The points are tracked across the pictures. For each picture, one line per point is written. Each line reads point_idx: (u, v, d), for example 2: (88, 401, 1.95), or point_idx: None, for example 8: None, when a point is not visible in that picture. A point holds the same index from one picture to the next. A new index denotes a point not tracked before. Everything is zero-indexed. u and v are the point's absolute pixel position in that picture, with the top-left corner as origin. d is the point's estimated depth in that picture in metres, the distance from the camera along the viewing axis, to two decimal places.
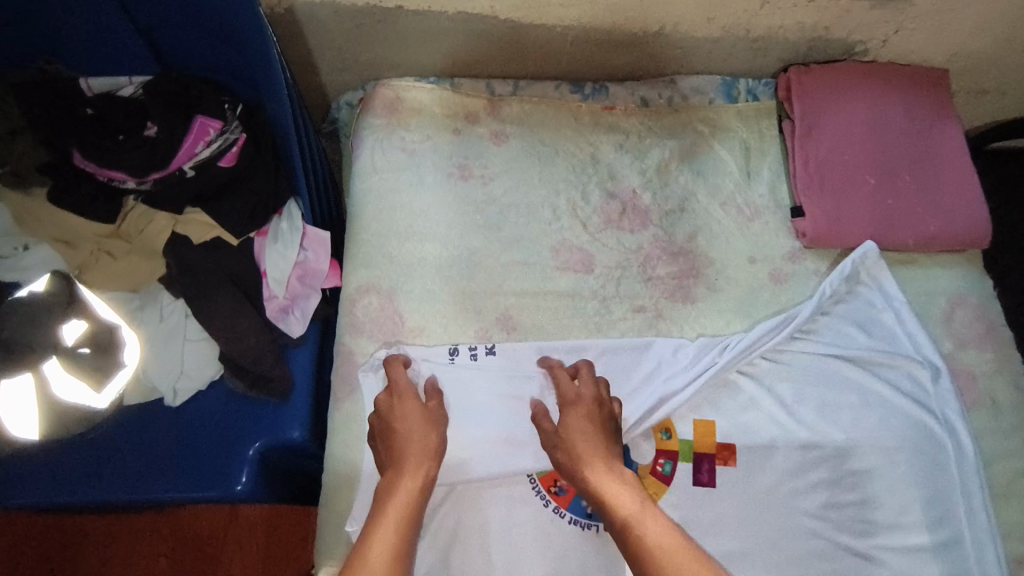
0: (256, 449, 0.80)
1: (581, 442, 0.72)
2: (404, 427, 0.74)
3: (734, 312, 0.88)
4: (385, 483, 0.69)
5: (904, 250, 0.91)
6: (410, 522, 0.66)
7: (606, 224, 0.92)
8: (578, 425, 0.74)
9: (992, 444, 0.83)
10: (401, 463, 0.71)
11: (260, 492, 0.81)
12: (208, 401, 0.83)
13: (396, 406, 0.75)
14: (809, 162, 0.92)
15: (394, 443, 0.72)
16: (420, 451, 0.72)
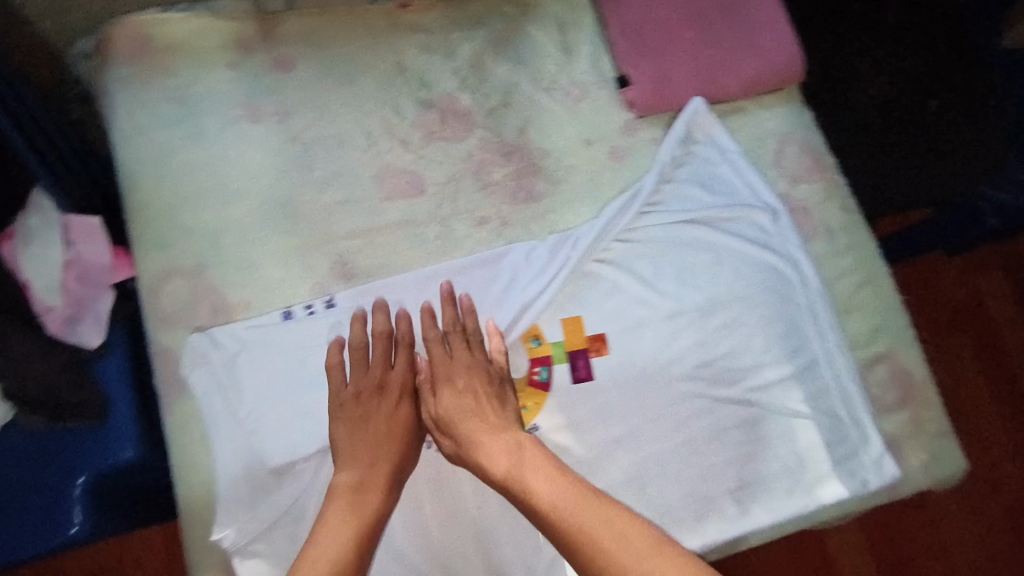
0: (84, 481, 0.70)
1: (466, 415, 0.66)
2: (382, 419, 0.67)
3: (579, 200, 0.84)
4: (348, 481, 0.63)
5: (730, 100, 0.89)
6: (368, 543, 0.58)
7: (428, 138, 0.83)
8: (457, 412, 0.66)
9: (831, 269, 0.86)
10: (361, 461, 0.65)
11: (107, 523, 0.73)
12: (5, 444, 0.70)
13: (380, 403, 0.68)
14: (626, 24, 0.87)
15: (385, 429, 0.67)
16: (393, 454, 0.66)
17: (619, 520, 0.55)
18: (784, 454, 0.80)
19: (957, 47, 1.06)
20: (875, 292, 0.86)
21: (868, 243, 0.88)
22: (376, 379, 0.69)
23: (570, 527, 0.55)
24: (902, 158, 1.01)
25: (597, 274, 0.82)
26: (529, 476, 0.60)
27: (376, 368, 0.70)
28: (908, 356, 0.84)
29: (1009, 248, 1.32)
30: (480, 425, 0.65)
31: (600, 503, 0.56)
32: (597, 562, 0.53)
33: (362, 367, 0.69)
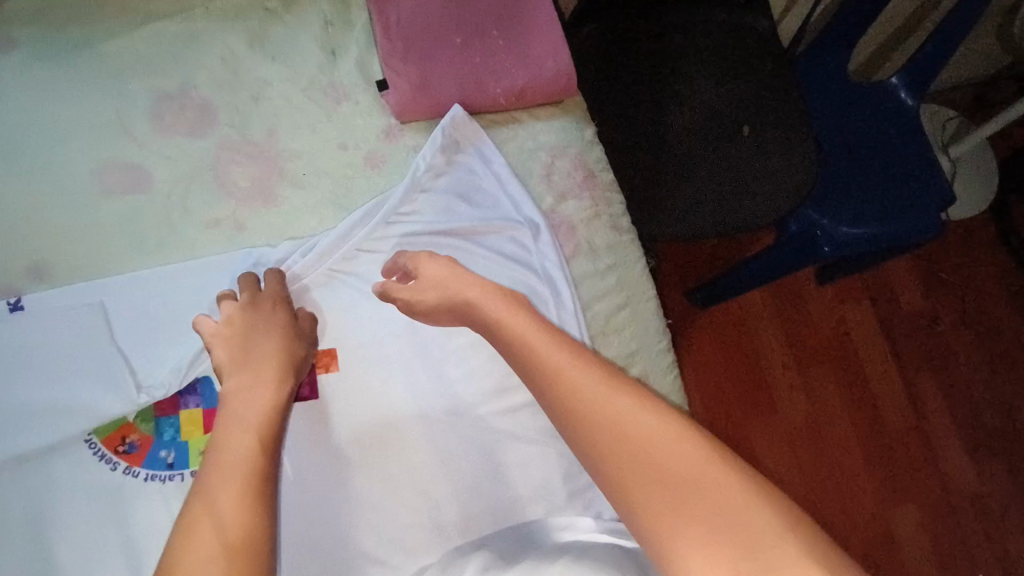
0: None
1: (441, 263, 0.68)
2: (262, 335, 0.65)
3: (326, 206, 0.80)
4: (238, 384, 0.59)
5: (501, 110, 0.86)
6: (278, 418, 0.57)
7: (161, 132, 0.77)
8: (433, 269, 0.67)
9: (593, 288, 0.83)
10: (252, 365, 0.61)
11: None
12: None
13: (255, 319, 0.67)
14: (389, 24, 0.82)
15: (260, 342, 0.64)
16: (287, 355, 0.64)
17: (597, 369, 0.50)
18: (522, 483, 0.77)
19: (760, 77, 1.16)
20: (635, 314, 0.84)
21: (634, 263, 0.86)
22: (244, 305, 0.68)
23: (560, 376, 0.50)
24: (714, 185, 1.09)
25: (332, 285, 0.78)
26: (535, 339, 0.55)
27: (268, 292, 0.70)
28: (662, 381, 0.83)
29: (866, 276, 1.52)
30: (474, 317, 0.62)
31: (583, 357, 0.52)
32: (581, 418, 0.48)
33: (235, 301, 0.69)
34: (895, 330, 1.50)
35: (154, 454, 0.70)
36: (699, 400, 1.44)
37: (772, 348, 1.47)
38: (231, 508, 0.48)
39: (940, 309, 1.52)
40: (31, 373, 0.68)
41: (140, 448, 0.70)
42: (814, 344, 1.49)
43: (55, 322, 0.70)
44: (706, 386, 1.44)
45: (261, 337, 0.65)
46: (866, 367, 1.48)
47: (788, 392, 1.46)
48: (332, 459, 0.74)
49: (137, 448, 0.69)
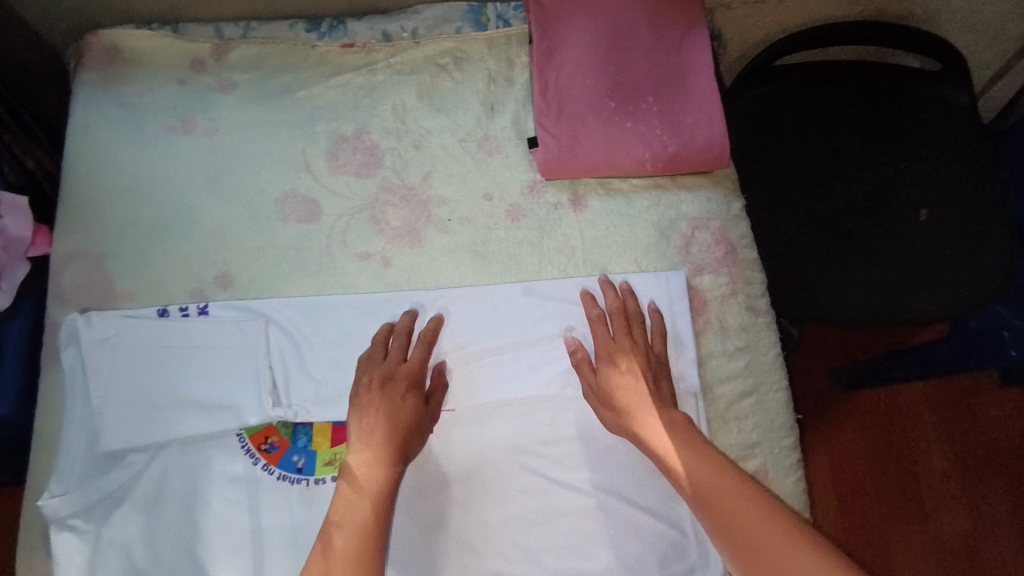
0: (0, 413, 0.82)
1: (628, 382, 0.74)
2: (390, 405, 0.73)
3: (464, 252, 0.85)
4: (361, 462, 0.70)
5: (646, 174, 0.86)
6: (388, 500, 0.67)
7: (335, 170, 0.87)
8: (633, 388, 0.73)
9: (715, 370, 0.79)
10: (377, 440, 0.71)
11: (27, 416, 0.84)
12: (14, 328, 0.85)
13: (388, 391, 0.74)
14: (548, 85, 0.86)
15: (386, 409, 0.73)
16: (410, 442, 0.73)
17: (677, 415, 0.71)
18: (613, 557, 0.74)
19: (900, 165, 1.05)
20: (761, 403, 0.78)
21: (768, 348, 0.80)
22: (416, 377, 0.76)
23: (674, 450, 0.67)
24: (859, 270, 1.01)
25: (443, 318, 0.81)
26: (659, 415, 0.71)
27: (411, 360, 0.77)
28: (783, 481, 0.75)
29: None
30: (643, 407, 0.72)
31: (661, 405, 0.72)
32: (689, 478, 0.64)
33: (381, 357, 0.77)
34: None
35: (287, 456, 0.77)
36: (835, 493, 1.32)
37: (931, 450, 1.34)
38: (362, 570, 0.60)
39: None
40: (204, 370, 0.79)
41: (278, 448, 0.78)
42: (979, 452, 1.33)
43: (231, 328, 0.80)
44: (841, 478, 1.33)
45: (388, 409, 0.73)
46: None
47: (944, 502, 1.31)
48: (425, 492, 0.76)
49: (275, 448, 0.78)
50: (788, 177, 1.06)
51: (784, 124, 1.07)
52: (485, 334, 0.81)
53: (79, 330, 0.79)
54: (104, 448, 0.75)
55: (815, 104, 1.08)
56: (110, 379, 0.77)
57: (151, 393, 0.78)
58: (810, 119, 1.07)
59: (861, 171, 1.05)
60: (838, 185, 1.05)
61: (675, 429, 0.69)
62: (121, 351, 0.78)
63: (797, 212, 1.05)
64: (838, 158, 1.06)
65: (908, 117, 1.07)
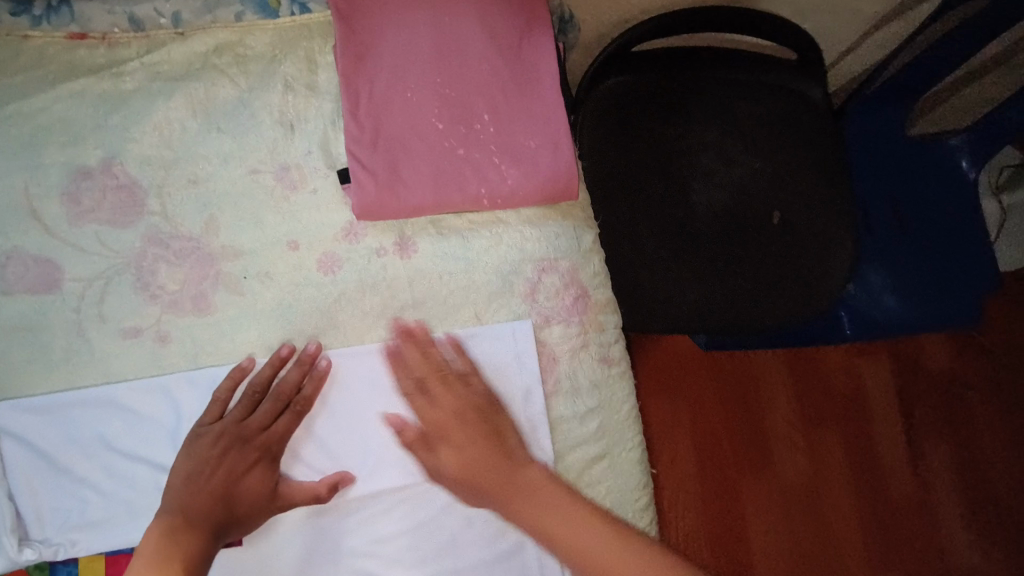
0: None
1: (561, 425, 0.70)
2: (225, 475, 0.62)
3: (267, 318, 0.68)
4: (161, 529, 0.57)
5: (485, 210, 0.73)
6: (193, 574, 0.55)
7: (77, 218, 0.66)
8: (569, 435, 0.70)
9: (566, 436, 0.72)
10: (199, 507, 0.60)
11: None
12: None
13: (235, 457, 0.63)
14: (361, 101, 0.70)
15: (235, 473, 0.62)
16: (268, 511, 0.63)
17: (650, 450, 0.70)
18: None
19: (753, 162, 1.00)
20: (614, 467, 0.72)
21: (622, 403, 0.74)
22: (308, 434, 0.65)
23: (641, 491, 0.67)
24: (709, 279, 0.98)
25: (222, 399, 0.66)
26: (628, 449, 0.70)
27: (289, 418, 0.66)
28: None
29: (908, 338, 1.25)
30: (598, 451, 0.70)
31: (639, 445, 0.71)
32: None
33: (265, 406, 0.65)
34: (942, 393, 1.23)
35: None
36: (689, 453, 1.19)
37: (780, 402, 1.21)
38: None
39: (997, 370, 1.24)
40: None
41: None
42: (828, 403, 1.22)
43: None
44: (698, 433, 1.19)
45: (237, 477, 0.62)
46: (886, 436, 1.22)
47: (790, 454, 1.20)
48: None
49: None
50: (643, 184, 0.99)
51: (637, 124, 0.99)
52: None
53: None
54: None
55: (670, 99, 0.99)
56: None
57: None
58: (666, 117, 0.99)
59: (716, 172, 1.00)
60: (693, 188, 0.99)
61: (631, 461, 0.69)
62: None
63: (651, 223, 0.99)
64: (695, 159, 1.00)
65: (765, 108, 1.00)
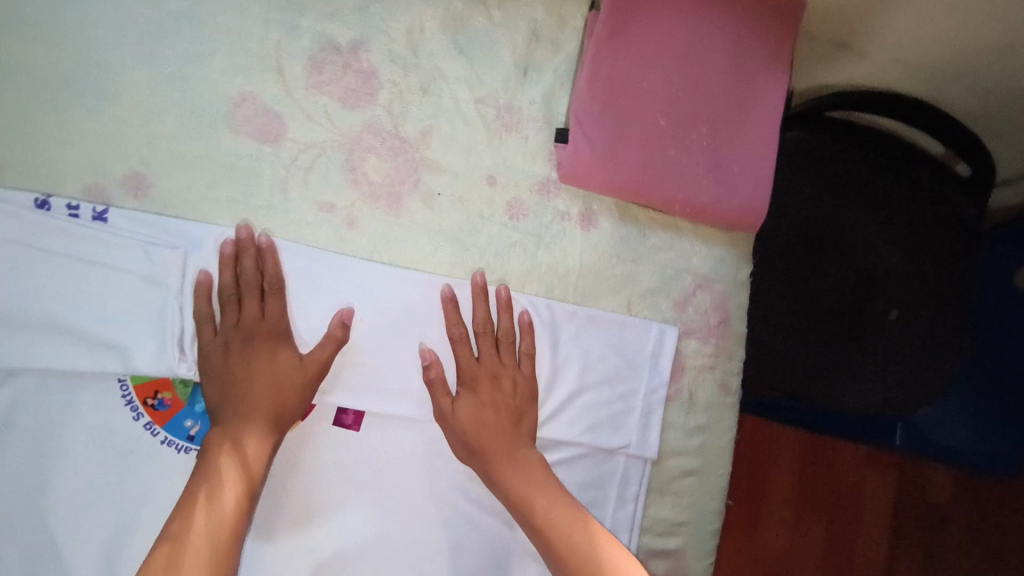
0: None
1: (487, 409, 0.69)
2: (261, 373, 0.65)
3: (447, 238, 0.71)
4: (223, 442, 0.62)
5: (669, 214, 0.76)
6: (255, 483, 0.62)
7: (312, 84, 0.69)
8: (476, 416, 0.69)
9: (671, 443, 0.75)
10: (249, 410, 0.64)
11: None
12: None
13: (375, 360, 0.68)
14: (600, 75, 0.72)
15: (278, 377, 0.65)
16: (279, 397, 0.65)
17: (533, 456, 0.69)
18: None
19: (895, 252, 0.96)
20: (701, 486, 0.76)
21: (726, 432, 0.77)
22: (494, 370, 0.71)
23: (527, 494, 0.66)
24: (804, 346, 0.97)
25: (385, 298, 0.69)
26: (523, 450, 0.69)
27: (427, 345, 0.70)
28: (696, 563, 0.76)
29: (917, 466, 1.19)
30: (499, 449, 0.68)
31: (522, 446, 0.69)
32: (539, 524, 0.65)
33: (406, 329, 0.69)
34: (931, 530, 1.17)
35: (180, 419, 0.65)
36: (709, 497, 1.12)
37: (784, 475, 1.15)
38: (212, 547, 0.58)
39: (1008, 512, 1.17)
40: (88, 294, 0.63)
41: (169, 408, 0.65)
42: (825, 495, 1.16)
43: (134, 252, 0.63)
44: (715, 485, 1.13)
45: (286, 377, 0.65)
46: (860, 549, 1.16)
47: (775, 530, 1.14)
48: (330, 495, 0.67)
49: (165, 407, 0.65)
50: (783, 234, 0.97)
51: (802, 174, 0.95)
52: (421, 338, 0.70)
53: None
54: None
55: (843, 160, 0.95)
56: None
57: (13, 306, 0.61)
58: (833, 176, 0.95)
59: (857, 247, 0.96)
60: (827, 254, 0.96)
61: (522, 461, 0.68)
62: None
63: (772, 273, 0.97)
64: (840, 227, 0.96)
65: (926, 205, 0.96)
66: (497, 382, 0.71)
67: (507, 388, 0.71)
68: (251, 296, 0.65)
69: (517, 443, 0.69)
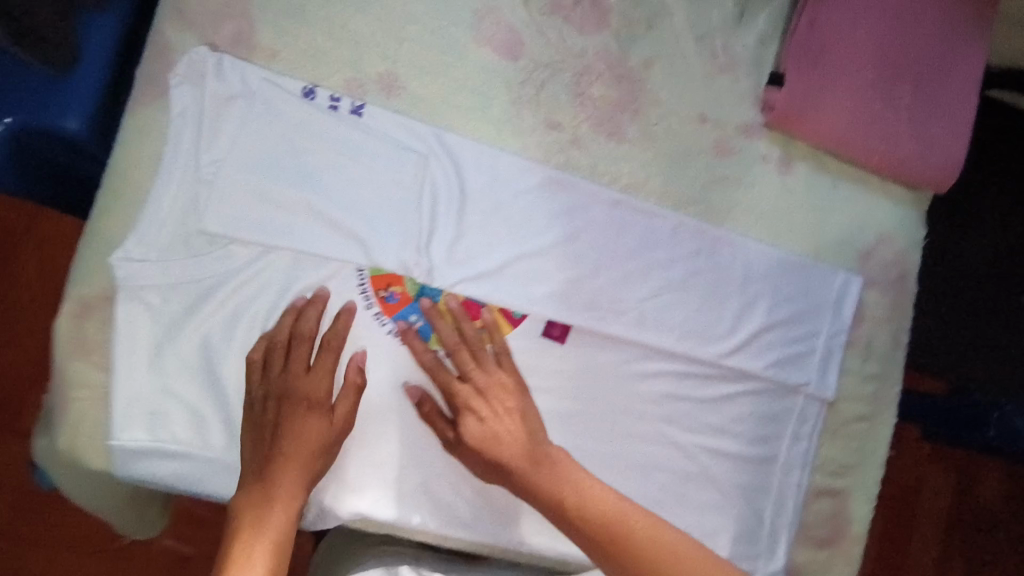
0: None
1: (506, 419, 0.66)
2: (287, 430, 0.61)
3: (658, 171, 0.74)
4: (249, 500, 0.59)
5: (864, 166, 0.79)
6: (291, 524, 0.59)
7: (551, 7, 0.71)
8: (496, 425, 0.66)
9: (845, 387, 0.78)
10: (263, 466, 0.60)
11: (95, 146, 0.66)
12: (93, 29, 0.64)
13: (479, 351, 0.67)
14: (815, 25, 0.75)
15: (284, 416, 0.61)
16: (314, 453, 0.61)
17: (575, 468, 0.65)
18: (690, 522, 0.74)
19: None
20: (870, 431, 0.79)
21: (896, 383, 0.80)
22: (486, 378, 0.67)
23: (576, 499, 0.63)
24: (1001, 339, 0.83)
25: (599, 219, 0.73)
26: (560, 460, 0.65)
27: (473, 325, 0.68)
28: (859, 505, 0.79)
29: None
30: (522, 460, 0.65)
31: (557, 458, 0.65)
32: (606, 526, 0.62)
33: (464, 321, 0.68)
34: None
35: (408, 313, 0.68)
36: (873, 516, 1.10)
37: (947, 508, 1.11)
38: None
39: None
40: (340, 184, 0.66)
41: (398, 301, 0.68)
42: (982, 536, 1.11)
43: (384, 148, 0.66)
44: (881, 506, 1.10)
45: (342, 401, 0.64)
46: None
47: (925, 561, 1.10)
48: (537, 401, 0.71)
49: (395, 300, 0.68)
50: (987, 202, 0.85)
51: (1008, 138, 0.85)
52: (629, 261, 0.73)
53: (208, 70, 0.63)
54: (205, 229, 0.63)
55: None
56: (229, 151, 0.63)
57: (276, 189, 0.65)
58: None
59: None
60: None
61: (555, 469, 0.64)
62: (249, 119, 0.63)
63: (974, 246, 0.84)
64: None
65: None
66: (490, 372, 0.67)
67: (508, 389, 0.67)
68: (284, 352, 0.63)
69: (536, 442, 0.65)
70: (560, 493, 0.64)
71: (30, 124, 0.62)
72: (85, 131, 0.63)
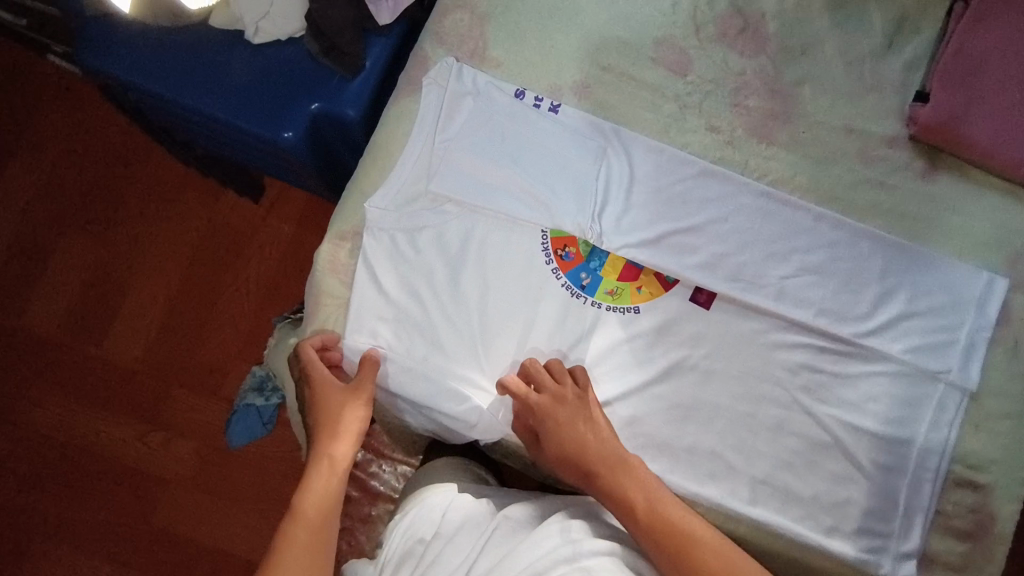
0: (312, 109, 0.88)
1: (580, 434, 0.78)
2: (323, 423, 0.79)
3: (803, 170, 0.86)
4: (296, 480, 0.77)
5: (1010, 177, 0.84)
6: (330, 498, 0.75)
7: (718, 36, 0.88)
8: (570, 441, 0.78)
9: (990, 384, 0.81)
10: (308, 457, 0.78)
11: (361, 127, 0.91)
12: (373, 49, 0.90)
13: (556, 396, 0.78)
14: (962, 51, 0.84)
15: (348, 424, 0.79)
16: (337, 427, 0.79)
17: (642, 474, 0.76)
18: (820, 488, 0.79)
19: None
20: (1018, 430, 0.80)
21: None
22: (569, 410, 0.78)
23: (646, 505, 0.73)
24: None
25: (746, 203, 0.84)
26: (634, 470, 0.76)
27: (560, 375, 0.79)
28: (1003, 503, 0.79)
29: None
30: (600, 467, 0.76)
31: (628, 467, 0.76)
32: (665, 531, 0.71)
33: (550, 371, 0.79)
34: None
35: (579, 270, 0.84)
36: None
37: None
38: (307, 552, 0.70)
39: None
40: (534, 162, 0.84)
41: (573, 259, 0.84)
42: None
43: (571, 137, 0.85)
44: None
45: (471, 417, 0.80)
46: None
47: None
48: (681, 357, 0.82)
49: (569, 258, 0.84)
50: None
51: None
52: (771, 242, 0.84)
53: (452, 74, 0.86)
54: (433, 189, 0.83)
55: None
56: (456, 133, 0.85)
57: (487, 163, 0.84)
58: None
59: None
60: None
61: (631, 480, 0.75)
62: (472, 109, 0.85)
63: None
64: None
65: None
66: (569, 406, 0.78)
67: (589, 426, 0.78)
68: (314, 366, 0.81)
69: (614, 452, 0.77)
70: (630, 500, 0.74)
71: (327, 108, 0.88)
72: (359, 116, 0.89)
